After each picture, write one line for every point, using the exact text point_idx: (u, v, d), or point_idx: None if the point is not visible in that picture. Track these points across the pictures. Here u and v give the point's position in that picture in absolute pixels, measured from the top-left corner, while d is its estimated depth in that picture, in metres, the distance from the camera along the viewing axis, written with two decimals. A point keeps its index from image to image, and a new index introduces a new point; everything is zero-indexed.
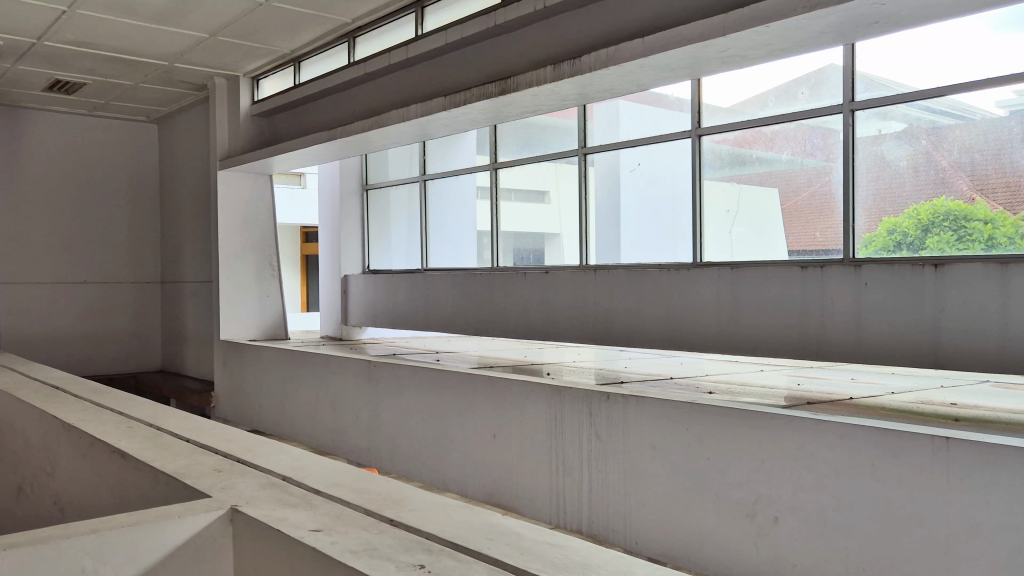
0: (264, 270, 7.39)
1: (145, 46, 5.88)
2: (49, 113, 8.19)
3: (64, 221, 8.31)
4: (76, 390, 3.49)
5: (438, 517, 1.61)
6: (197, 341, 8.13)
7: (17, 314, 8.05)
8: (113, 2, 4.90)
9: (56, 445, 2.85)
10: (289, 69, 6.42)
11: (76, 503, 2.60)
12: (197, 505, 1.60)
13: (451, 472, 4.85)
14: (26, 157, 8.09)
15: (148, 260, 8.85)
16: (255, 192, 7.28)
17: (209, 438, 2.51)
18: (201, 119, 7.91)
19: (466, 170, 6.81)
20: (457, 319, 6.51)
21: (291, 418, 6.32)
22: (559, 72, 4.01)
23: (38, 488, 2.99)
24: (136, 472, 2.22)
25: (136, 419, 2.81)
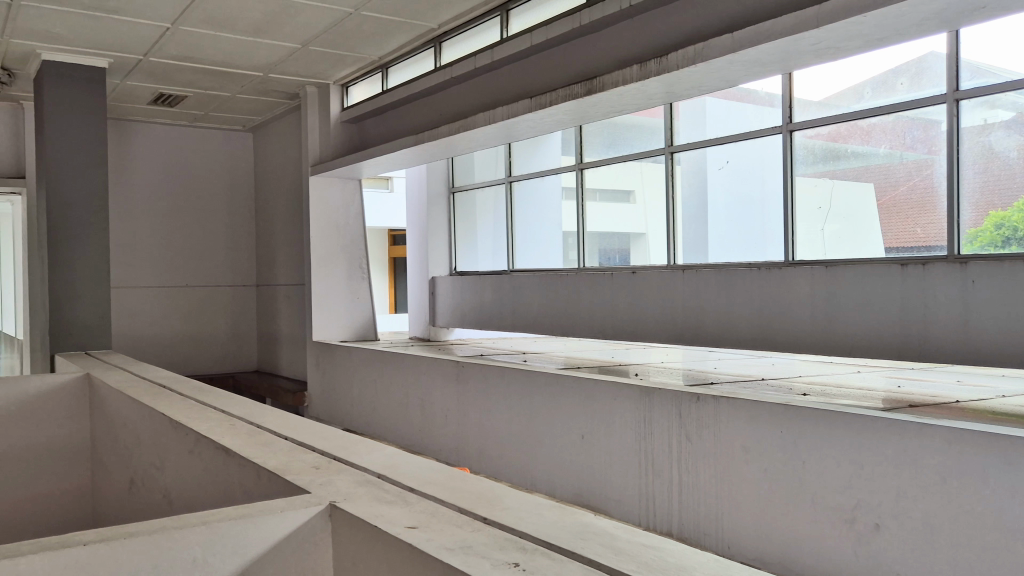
0: (355, 273, 7.57)
1: (242, 59, 6.11)
2: (153, 125, 8.60)
3: (168, 228, 8.71)
4: (182, 388, 3.66)
5: (531, 516, 1.62)
6: (292, 342, 8.40)
7: (126, 316, 8.48)
8: (213, 17, 5.11)
9: (165, 441, 3.00)
10: (378, 76, 6.56)
11: (184, 497, 2.73)
12: (298, 500, 1.66)
13: (539, 473, 4.87)
14: (133, 168, 8.51)
15: (245, 264, 9.18)
16: (345, 197, 7.47)
17: (306, 436, 2.59)
18: (294, 127, 8.16)
19: (552, 170, 6.82)
20: (544, 320, 6.52)
21: (381, 418, 6.46)
22: (646, 71, 3.98)
23: (149, 482, 3.15)
24: (239, 468, 2.31)
25: (238, 416, 2.93)
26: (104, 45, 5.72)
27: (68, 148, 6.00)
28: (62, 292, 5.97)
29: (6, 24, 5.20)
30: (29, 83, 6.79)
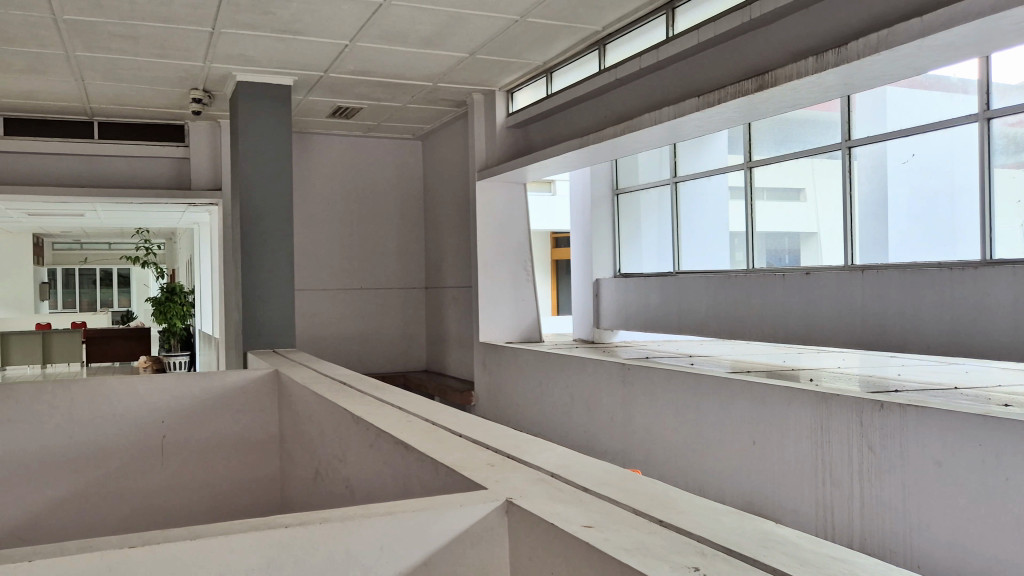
0: (519, 276, 7.71)
1: (413, 70, 6.38)
2: (332, 137, 9.15)
3: (346, 233, 9.24)
4: (361, 385, 3.87)
5: (710, 521, 1.60)
6: (459, 343, 8.66)
7: (309, 316, 9.05)
8: (387, 32, 5.37)
9: (348, 435, 3.18)
10: (542, 80, 6.66)
11: (365, 487, 2.89)
12: (477, 496, 1.72)
13: (708, 479, 4.75)
14: (314, 177, 9.09)
15: (415, 268, 9.56)
16: (510, 201, 7.62)
17: (479, 434, 2.68)
18: (461, 135, 8.42)
19: (718, 170, 6.65)
20: (712, 322, 6.38)
21: (546, 418, 6.54)
22: (822, 63, 3.80)
23: (333, 472, 3.35)
24: (417, 462, 2.42)
25: (413, 413, 3.06)
26: (290, 64, 6.14)
27: (259, 161, 6.49)
28: (253, 294, 6.46)
29: (207, 50, 5.69)
30: (225, 103, 7.41)
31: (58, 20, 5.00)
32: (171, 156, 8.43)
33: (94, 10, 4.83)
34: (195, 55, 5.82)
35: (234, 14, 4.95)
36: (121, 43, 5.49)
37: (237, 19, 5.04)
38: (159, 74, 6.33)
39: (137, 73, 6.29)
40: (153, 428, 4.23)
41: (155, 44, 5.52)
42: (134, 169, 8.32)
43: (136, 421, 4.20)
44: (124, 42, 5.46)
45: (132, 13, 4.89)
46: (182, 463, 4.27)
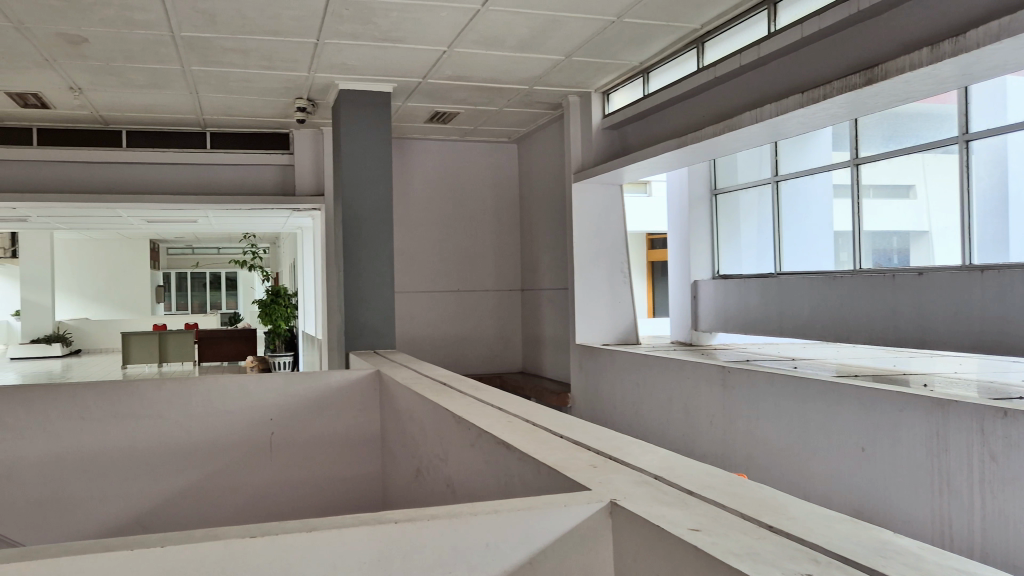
0: (616, 277, 7.66)
1: (510, 74, 6.44)
2: (429, 141, 9.32)
3: (443, 236, 9.39)
4: (460, 385, 3.93)
5: (822, 527, 1.55)
6: (555, 345, 8.68)
7: (408, 318, 9.24)
8: (485, 37, 5.44)
9: (449, 435, 3.23)
10: (639, 80, 6.60)
11: (467, 485, 2.94)
12: (581, 496, 1.74)
13: (811, 484, 4.64)
14: (412, 182, 9.28)
15: (511, 270, 9.64)
16: (606, 202, 7.58)
17: (580, 435, 2.68)
18: (556, 137, 8.44)
19: (823, 168, 6.44)
20: (816, 325, 6.20)
21: (645, 420, 6.48)
22: (938, 54, 3.63)
23: (435, 471, 3.42)
24: (518, 462, 2.44)
25: (513, 414, 3.09)
26: (390, 71, 6.28)
27: (360, 167, 6.68)
28: (355, 296, 6.64)
29: (311, 60, 5.89)
30: (328, 110, 7.64)
31: (176, 37, 5.28)
32: (277, 164, 8.75)
33: (208, 26, 5.07)
34: (301, 65, 6.03)
35: (337, 25, 5.11)
36: (233, 56, 5.75)
37: (340, 29, 5.20)
38: (266, 85, 6.59)
39: (247, 85, 6.56)
40: (263, 425, 4.48)
41: (264, 56, 5.76)
42: (243, 176, 8.68)
43: (248, 418, 4.45)
44: (235, 55, 5.71)
45: (243, 27, 5.11)
46: (289, 458, 4.52)
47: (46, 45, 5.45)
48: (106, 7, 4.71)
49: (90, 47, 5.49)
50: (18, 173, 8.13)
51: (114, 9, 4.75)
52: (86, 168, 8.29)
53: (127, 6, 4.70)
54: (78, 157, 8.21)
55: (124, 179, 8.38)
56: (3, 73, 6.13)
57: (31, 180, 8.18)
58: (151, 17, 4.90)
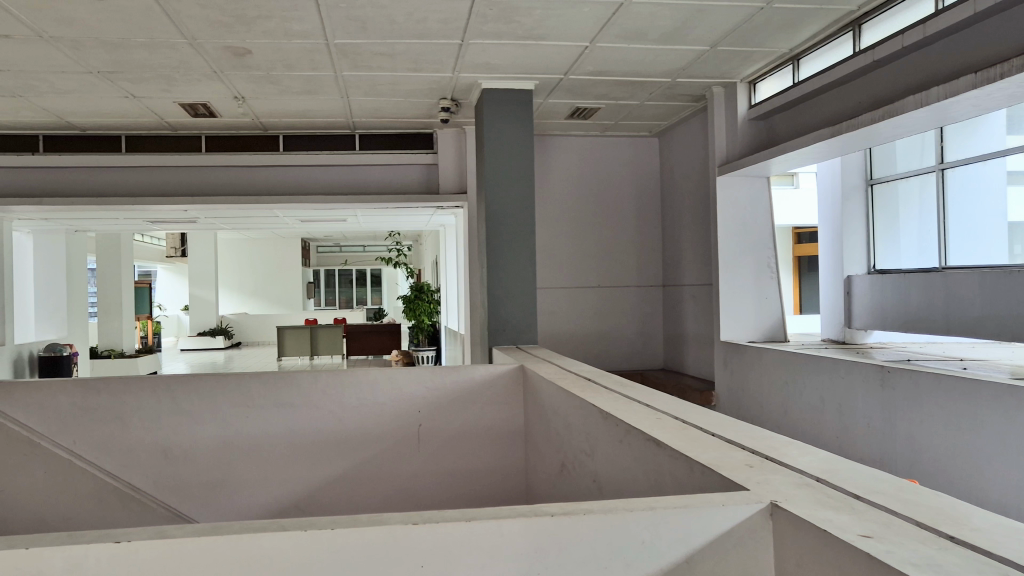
0: (763, 272, 7.41)
1: (652, 67, 6.35)
2: (569, 138, 9.35)
3: (583, 232, 9.38)
4: (605, 381, 3.92)
5: (1011, 540, 1.45)
6: (699, 342, 8.49)
7: (549, 314, 9.30)
8: (627, 31, 5.39)
9: (596, 430, 3.24)
10: (789, 68, 6.35)
11: (615, 481, 2.94)
12: (740, 495, 1.87)
13: (962, 488, 4.48)
14: (552, 179, 9.33)
15: (652, 265, 9.51)
16: (752, 195, 7.34)
17: (734, 434, 2.61)
18: (699, 130, 8.27)
19: (996, 153, 5.86)
20: (988, 323, 5.75)
21: (794, 419, 6.26)
22: None
23: (581, 467, 3.44)
24: (669, 459, 2.43)
25: (662, 411, 3.04)
26: (532, 68, 6.33)
27: (503, 166, 6.79)
28: (498, 291, 6.75)
29: (455, 61, 6.03)
30: (471, 109, 7.78)
31: (330, 45, 5.54)
32: (422, 163, 9.00)
33: (360, 33, 5.29)
34: (445, 67, 6.18)
35: (481, 25, 5.21)
36: (382, 61, 5.97)
37: (484, 29, 5.29)
38: (413, 87, 6.79)
39: (395, 88, 6.79)
40: (411, 416, 4.95)
41: (412, 60, 5.94)
42: (389, 176, 9.00)
43: (397, 412, 4.93)
44: (384, 60, 5.93)
45: (392, 32, 5.30)
46: (435, 450, 4.98)
47: (216, 59, 5.85)
48: (268, 19, 5.01)
49: (253, 59, 5.86)
50: (188, 179, 8.78)
51: (275, 21, 5.03)
52: (247, 172, 8.85)
53: (287, 18, 4.97)
54: (240, 162, 8.77)
55: (281, 182, 8.89)
56: (176, 86, 6.63)
57: (200, 184, 8.82)
58: (308, 27, 5.17)
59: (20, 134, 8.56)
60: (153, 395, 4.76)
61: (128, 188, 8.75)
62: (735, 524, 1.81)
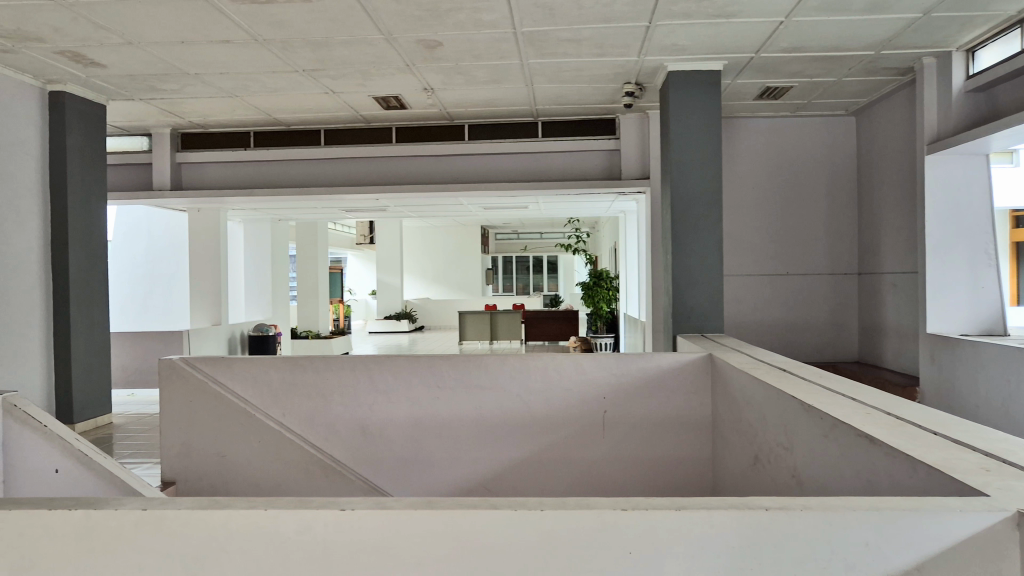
0: (979, 259, 6.77)
1: (853, 40, 5.96)
2: (758, 119, 9.02)
3: (773, 217, 9.00)
4: (803, 373, 3.74)
5: None
6: (901, 333, 7.92)
7: (735, 302, 9.01)
8: (828, 3, 5.08)
9: (795, 422, 3.09)
10: (1016, 32, 5.75)
11: (819, 478, 2.80)
12: (979, 501, 1.72)
13: None
14: (739, 163, 9.04)
15: (847, 252, 8.94)
16: (966, 174, 6.76)
17: (959, 433, 2.40)
18: (904, 105, 7.70)
19: None
20: None
21: (1016, 420, 5.69)
22: None
23: (778, 460, 3.30)
24: (885, 457, 2.26)
25: (872, 406, 2.85)
26: (723, 48, 6.12)
27: (689, 149, 6.63)
28: (682, 278, 6.61)
29: (642, 44, 5.94)
30: (655, 93, 7.64)
31: (517, 33, 5.61)
32: (604, 149, 8.93)
33: (546, 20, 5.32)
34: (631, 50, 6.10)
35: (671, 6, 5.09)
36: (567, 47, 5.97)
37: (673, 10, 5.16)
38: (597, 72, 6.76)
39: (579, 73, 6.79)
40: (596, 403, 4.98)
41: (598, 44, 5.91)
42: (571, 163, 9.01)
43: (583, 399, 4.98)
44: (570, 45, 5.94)
45: (579, 17, 5.29)
46: (620, 438, 4.97)
47: (408, 52, 6.08)
48: (460, 11, 5.14)
49: (444, 51, 6.04)
50: (381, 169, 9.24)
51: (466, 12, 5.16)
52: (434, 162, 9.18)
53: (477, 8, 5.08)
54: (428, 152, 9.12)
55: (466, 171, 9.16)
56: (372, 80, 6.96)
57: (391, 174, 9.25)
58: (498, 17, 5.26)
59: (234, 131, 9.33)
60: (353, 373, 5.07)
61: (327, 179, 9.33)
62: (977, 532, 1.66)
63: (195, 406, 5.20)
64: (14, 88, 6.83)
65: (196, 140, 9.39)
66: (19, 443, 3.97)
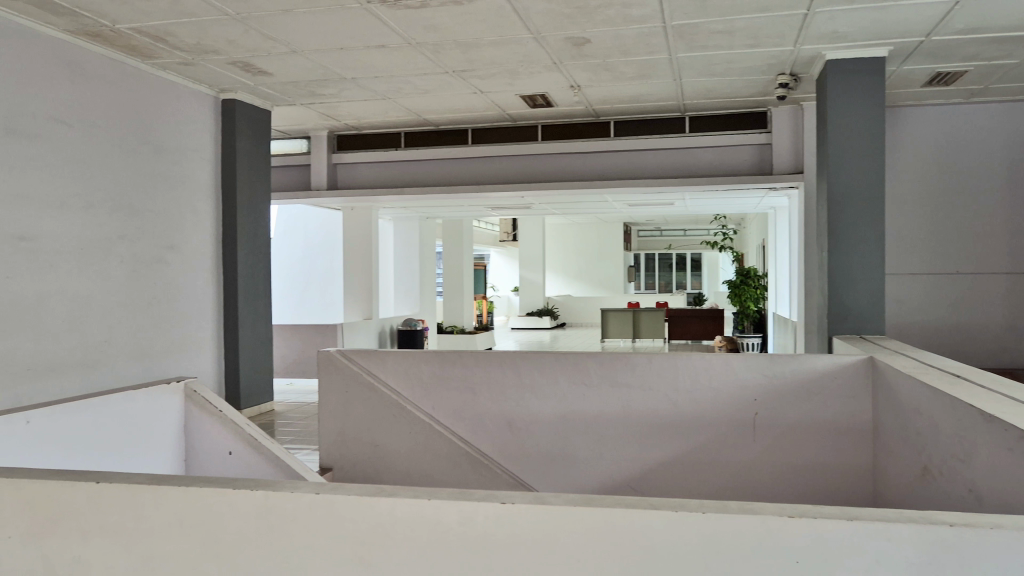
0: None
1: None
2: (927, 107, 8.45)
3: (942, 212, 8.42)
4: (980, 379, 3.49)
5: None
6: None
7: (899, 304, 8.51)
8: None
9: (971, 432, 2.88)
10: None
11: (1002, 495, 2.60)
12: None
13: None
14: (904, 154, 8.50)
15: None
16: None
17: None
18: None
19: None
20: None
21: None
22: None
23: (952, 472, 3.09)
24: None
25: None
26: (888, 34, 5.78)
27: (848, 141, 6.31)
28: (840, 277, 6.31)
29: (799, 33, 5.71)
30: (811, 83, 7.32)
31: (667, 27, 5.53)
32: (755, 143, 8.65)
33: (698, 12, 5.21)
34: (787, 40, 5.88)
35: None
36: (718, 39, 5.82)
37: None
38: (749, 64, 6.56)
39: (730, 66, 6.61)
40: (746, 405, 4.83)
41: (751, 35, 5.72)
42: (720, 158, 8.78)
43: (733, 400, 4.85)
44: (722, 37, 5.78)
45: (733, 8, 5.14)
46: (773, 441, 4.81)
47: (556, 50, 6.11)
48: (610, 7, 5.12)
49: (592, 48, 6.04)
50: (526, 166, 9.35)
51: (616, 8, 5.13)
52: (579, 159, 9.19)
53: (627, 3, 5.04)
54: (573, 149, 9.14)
55: (611, 167, 9.11)
56: (520, 80, 7.06)
57: (535, 171, 9.34)
58: (648, 12, 5.21)
59: (387, 132, 9.71)
60: (502, 368, 5.17)
61: (473, 177, 9.53)
62: None
63: (350, 395, 5.45)
64: (192, 96, 7.38)
65: (351, 142, 9.84)
66: (200, 427, 4.35)
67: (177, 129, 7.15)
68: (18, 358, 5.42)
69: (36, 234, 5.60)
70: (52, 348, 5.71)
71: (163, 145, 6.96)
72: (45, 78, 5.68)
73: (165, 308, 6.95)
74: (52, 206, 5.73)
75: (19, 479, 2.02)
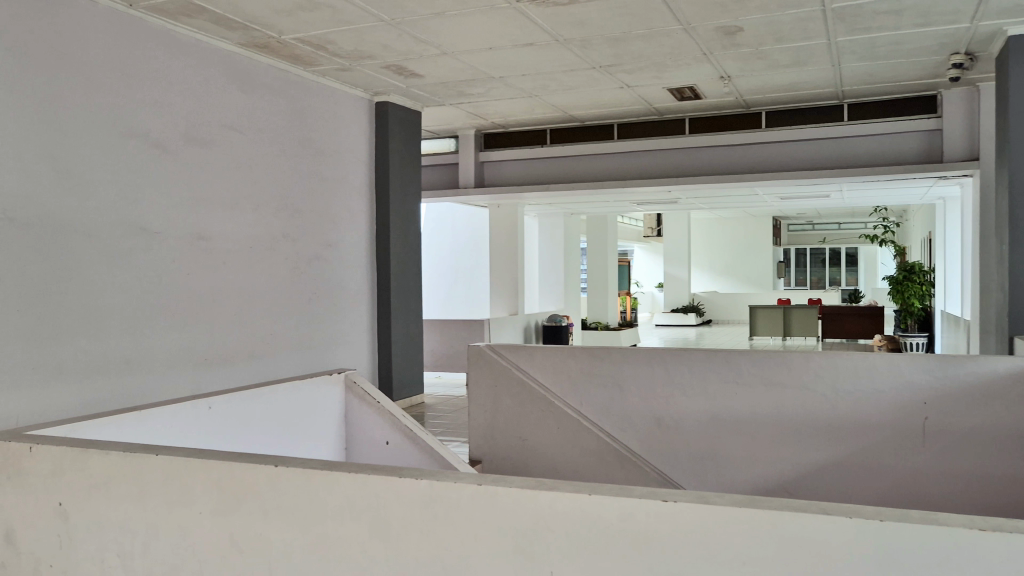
0: None
1: None
2: None
3: None
4: None
5: None
6: None
7: None
8: None
9: None
10: None
11: None
12: None
13: None
14: None
15: None
16: None
17: None
18: None
19: None
20: None
21: None
22: None
23: None
24: None
25: None
26: None
27: None
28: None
29: (975, 9, 5.29)
30: (988, 63, 6.77)
31: (827, 10, 5.26)
32: (923, 129, 8.09)
33: None
34: (961, 16, 5.46)
35: None
36: (883, 20, 5.49)
37: None
38: (917, 44, 6.14)
39: (895, 48, 6.22)
40: (915, 409, 4.53)
41: (921, 13, 5.36)
42: (883, 146, 8.29)
43: (899, 403, 4.56)
44: (887, 18, 5.45)
45: None
46: (947, 447, 4.50)
47: (707, 40, 5.96)
48: None
49: (744, 36, 5.84)
50: (673, 160, 9.18)
51: None
52: (728, 151, 8.93)
53: None
54: (722, 141, 8.90)
55: (763, 159, 8.80)
56: (669, 72, 6.93)
57: (683, 165, 9.15)
58: None
59: (533, 130, 9.79)
60: (651, 365, 5.09)
61: (619, 172, 9.46)
62: None
63: (499, 390, 5.54)
64: (349, 101, 7.71)
65: (498, 140, 9.99)
66: (360, 417, 4.54)
67: (335, 132, 7.49)
68: (196, 348, 5.85)
69: (212, 234, 6.01)
70: (225, 340, 6.13)
71: (323, 148, 7.31)
72: (219, 89, 6.09)
73: (324, 302, 7.31)
74: (225, 208, 6.14)
75: (208, 461, 2.17)
